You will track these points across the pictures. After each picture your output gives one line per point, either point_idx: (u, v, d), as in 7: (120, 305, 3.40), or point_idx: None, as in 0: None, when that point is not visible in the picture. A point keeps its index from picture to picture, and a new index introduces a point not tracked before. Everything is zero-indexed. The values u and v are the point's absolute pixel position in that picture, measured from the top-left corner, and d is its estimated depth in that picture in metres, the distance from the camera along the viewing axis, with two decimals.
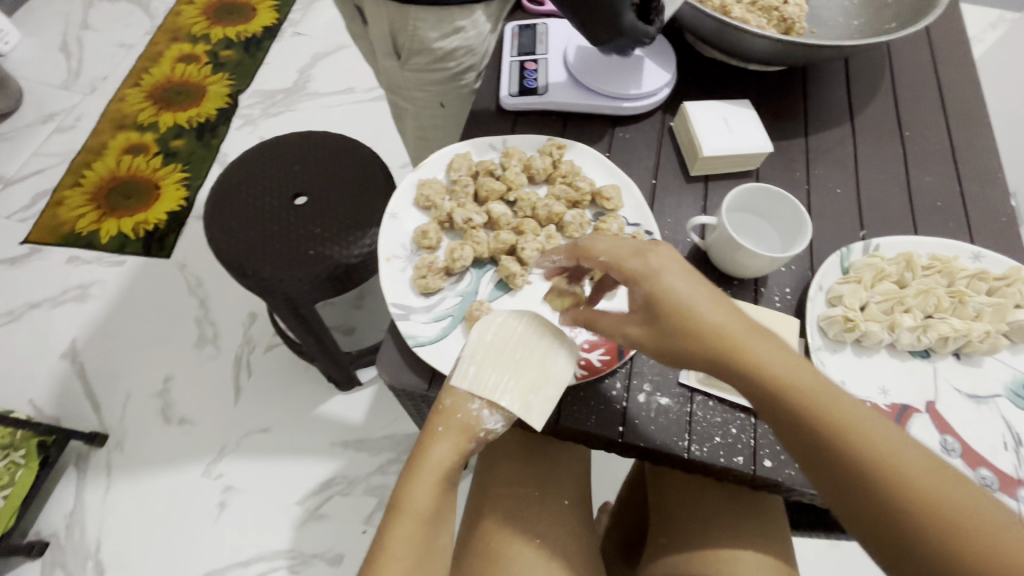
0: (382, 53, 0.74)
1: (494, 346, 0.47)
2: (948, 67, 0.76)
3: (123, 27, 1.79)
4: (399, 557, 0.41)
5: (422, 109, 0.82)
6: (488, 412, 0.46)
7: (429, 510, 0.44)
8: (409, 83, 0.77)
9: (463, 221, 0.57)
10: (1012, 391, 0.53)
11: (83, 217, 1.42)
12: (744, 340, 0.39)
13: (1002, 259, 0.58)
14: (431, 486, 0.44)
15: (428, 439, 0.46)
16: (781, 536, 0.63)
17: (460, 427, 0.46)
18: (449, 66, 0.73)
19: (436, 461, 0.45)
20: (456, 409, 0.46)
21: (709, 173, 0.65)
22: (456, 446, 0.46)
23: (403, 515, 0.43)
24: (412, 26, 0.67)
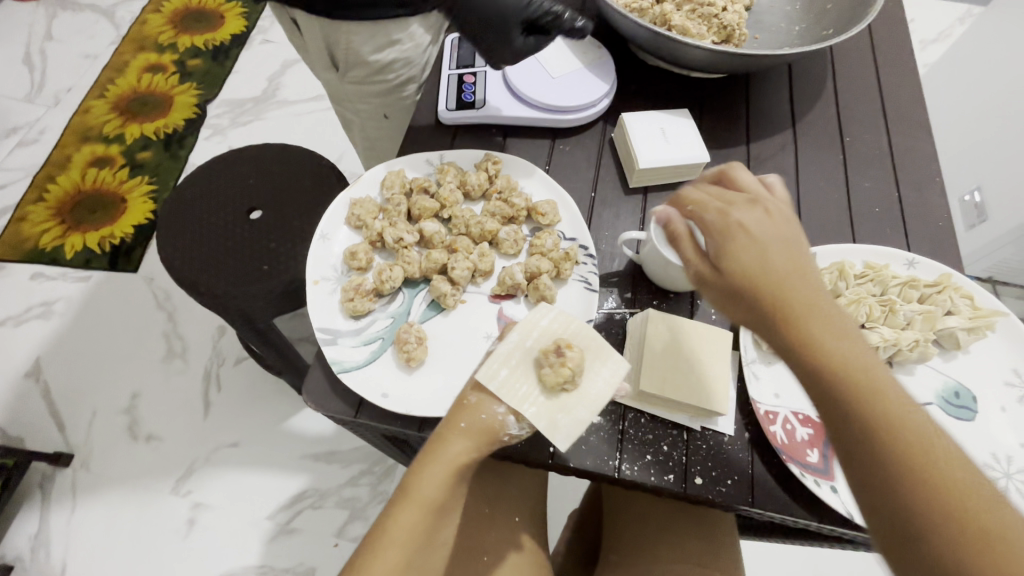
0: (320, 66, 0.74)
1: (533, 350, 0.47)
2: (890, 71, 0.76)
3: (87, 38, 1.76)
4: (397, 541, 0.42)
5: (367, 121, 0.82)
6: (513, 418, 0.46)
7: (435, 501, 0.44)
8: (352, 95, 0.77)
9: (394, 241, 0.57)
10: (944, 399, 0.53)
11: (47, 232, 1.40)
12: (826, 314, 0.38)
13: (934, 266, 0.58)
14: (440, 478, 0.45)
15: (448, 432, 0.46)
16: (726, 552, 0.63)
17: (482, 428, 0.46)
18: (388, 79, 0.73)
19: (452, 455, 0.45)
20: (482, 408, 0.46)
21: (648, 185, 0.65)
22: (474, 444, 0.46)
23: (408, 500, 0.44)
24: (346, 41, 0.66)
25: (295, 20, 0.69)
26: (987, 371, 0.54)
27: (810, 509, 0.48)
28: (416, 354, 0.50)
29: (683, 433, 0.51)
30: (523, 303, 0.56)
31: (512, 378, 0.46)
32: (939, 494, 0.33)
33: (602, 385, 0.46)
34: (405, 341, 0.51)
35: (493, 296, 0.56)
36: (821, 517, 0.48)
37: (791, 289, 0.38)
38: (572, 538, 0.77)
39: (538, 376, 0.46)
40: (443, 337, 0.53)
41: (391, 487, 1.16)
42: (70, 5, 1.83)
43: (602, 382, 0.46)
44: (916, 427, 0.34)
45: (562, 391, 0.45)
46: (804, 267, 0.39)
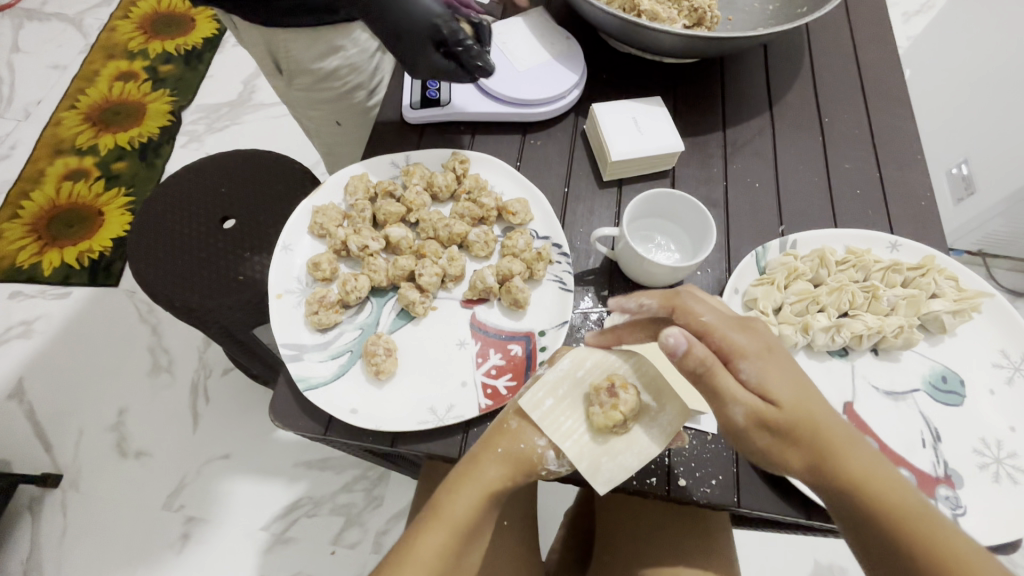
0: (266, 71, 0.72)
1: (582, 383, 0.46)
2: (868, 47, 0.74)
3: (55, 47, 1.71)
4: (424, 560, 0.42)
5: (321, 126, 0.81)
6: (553, 453, 0.45)
7: (466, 524, 0.43)
8: (301, 102, 0.76)
9: (358, 249, 0.55)
10: (931, 384, 0.51)
11: (24, 249, 1.37)
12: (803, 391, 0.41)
13: (918, 248, 0.57)
14: (472, 502, 0.44)
15: (485, 458, 0.45)
16: (722, 547, 0.61)
17: (518, 456, 0.45)
18: (336, 85, 0.72)
19: (487, 481, 0.44)
20: (521, 436, 0.45)
21: (622, 176, 0.63)
22: (510, 471, 0.45)
23: (438, 521, 0.44)
24: (284, 46, 0.65)
25: (235, 26, 0.68)
26: (973, 354, 0.53)
27: (796, 505, 0.47)
28: (384, 367, 0.49)
29: None
30: (496, 307, 0.54)
31: (557, 409, 0.46)
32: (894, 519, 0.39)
33: (656, 431, 0.44)
34: (373, 353, 0.49)
35: (465, 302, 0.54)
36: (808, 513, 0.47)
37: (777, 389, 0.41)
38: (566, 536, 0.77)
39: (586, 413, 0.45)
40: (414, 346, 0.52)
41: (387, 492, 1.15)
42: (36, 14, 1.78)
43: (657, 427, 0.44)
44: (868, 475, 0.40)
45: (611, 434, 0.44)
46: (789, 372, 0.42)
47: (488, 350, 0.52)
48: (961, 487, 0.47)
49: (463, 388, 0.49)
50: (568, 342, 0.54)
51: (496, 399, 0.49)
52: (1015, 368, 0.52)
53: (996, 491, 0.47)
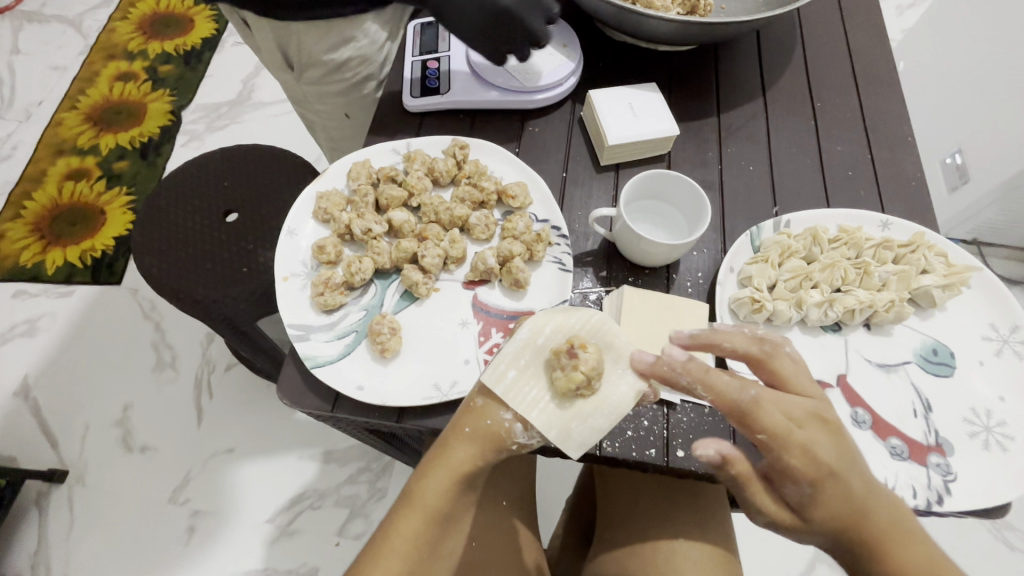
0: (275, 66, 0.73)
1: (543, 349, 0.45)
2: (859, 33, 0.76)
3: (55, 49, 1.72)
4: (397, 546, 0.43)
5: (328, 120, 0.82)
6: (520, 427, 0.44)
7: (437, 510, 0.44)
8: (310, 96, 0.77)
9: (362, 232, 0.56)
10: (922, 356, 0.53)
11: (26, 249, 1.38)
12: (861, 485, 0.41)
13: (908, 226, 0.58)
14: (442, 487, 0.44)
15: (452, 441, 0.44)
16: (721, 524, 0.62)
17: (486, 434, 0.44)
18: (347, 77, 0.73)
19: (455, 465, 0.44)
20: (487, 413, 0.44)
21: (619, 161, 0.64)
22: (478, 452, 0.44)
23: (411, 508, 0.44)
24: (298, 40, 0.67)
25: (246, 20, 0.69)
26: (963, 327, 0.54)
27: None
28: (390, 345, 0.50)
29: (664, 407, 0.51)
30: (498, 288, 0.56)
31: (521, 380, 0.44)
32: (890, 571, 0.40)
33: (623, 393, 0.43)
34: (379, 332, 0.50)
35: (467, 283, 0.56)
36: None
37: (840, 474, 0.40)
38: (567, 520, 0.78)
39: (550, 379, 0.44)
40: (418, 325, 0.53)
41: (390, 483, 1.16)
42: (35, 17, 1.79)
43: (623, 388, 0.44)
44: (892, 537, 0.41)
45: (577, 397, 0.43)
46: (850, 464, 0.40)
47: (490, 329, 0.53)
48: (952, 454, 0.48)
49: (466, 365, 0.51)
50: None
51: None
52: (1004, 341, 0.53)
53: (986, 458, 0.48)
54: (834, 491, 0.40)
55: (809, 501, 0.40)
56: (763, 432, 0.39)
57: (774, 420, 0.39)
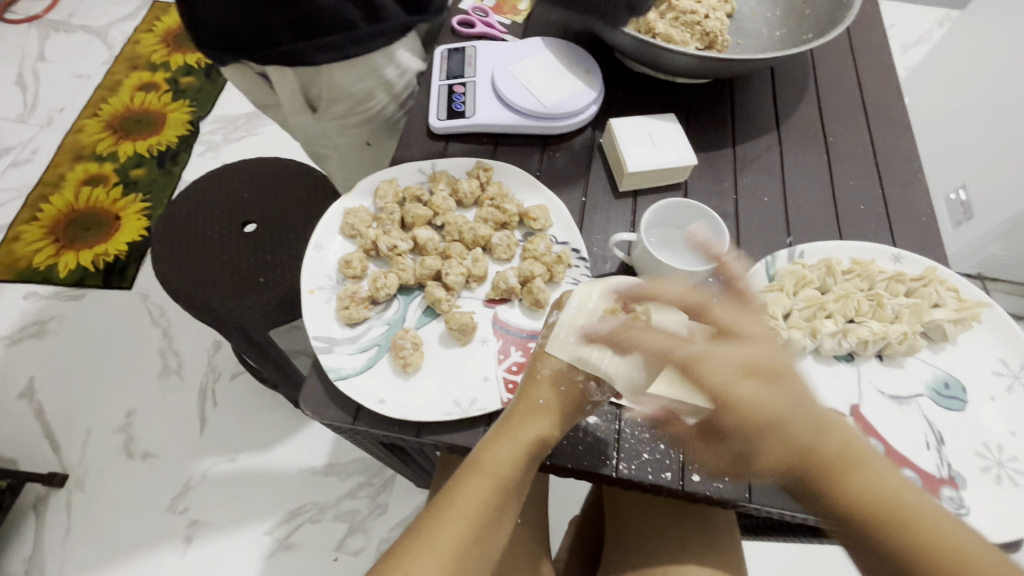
0: (296, 111, 0.79)
1: (597, 313, 0.48)
2: (870, 73, 0.78)
3: (80, 58, 1.76)
4: (466, 512, 0.43)
5: (348, 151, 0.88)
6: (594, 384, 0.48)
7: (509, 477, 0.44)
8: (330, 130, 0.83)
9: (388, 249, 0.57)
10: (934, 390, 0.53)
11: (40, 251, 1.39)
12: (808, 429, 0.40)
13: (920, 260, 0.59)
14: (514, 454, 0.45)
15: (525, 413, 0.47)
16: (730, 547, 0.62)
17: (563, 399, 0.47)
18: (371, 105, 0.80)
19: (529, 433, 0.46)
20: (558, 380, 0.48)
21: (638, 188, 0.66)
22: (553, 420, 0.47)
23: (480, 473, 0.44)
24: (328, 77, 0.73)
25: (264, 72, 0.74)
26: (974, 363, 0.55)
27: None
28: (412, 360, 0.51)
29: None
30: (517, 307, 0.57)
31: None
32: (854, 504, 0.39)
33: None
34: (401, 346, 0.51)
35: (488, 301, 0.57)
36: None
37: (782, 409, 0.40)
38: (573, 543, 0.77)
39: None
40: (439, 341, 0.54)
41: (391, 499, 1.15)
42: (62, 26, 1.84)
43: None
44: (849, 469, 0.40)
45: None
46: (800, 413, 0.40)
47: (509, 347, 0.54)
48: (965, 487, 0.49)
49: (486, 383, 0.51)
50: None
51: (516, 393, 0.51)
52: (1014, 376, 0.54)
53: (999, 493, 0.49)
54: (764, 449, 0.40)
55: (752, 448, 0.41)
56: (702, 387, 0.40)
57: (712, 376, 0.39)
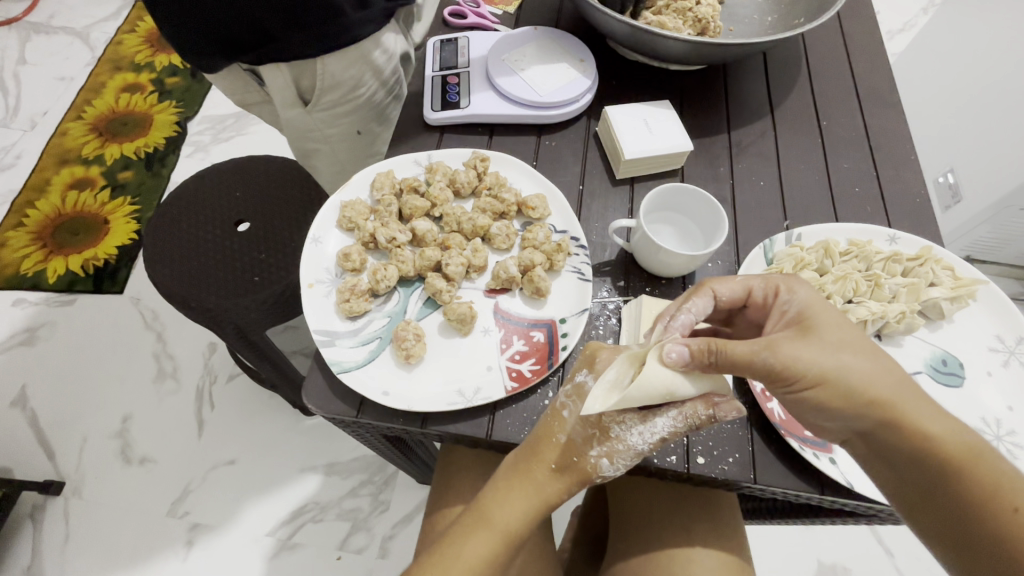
0: (288, 104, 0.78)
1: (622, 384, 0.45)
2: (861, 57, 0.79)
3: (62, 60, 1.74)
4: (475, 562, 0.46)
5: (340, 142, 0.87)
6: (607, 463, 0.46)
7: (516, 534, 0.48)
8: (322, 122, 0.82)
9: (387, 241, 0.57)
10: (932, 367, 0.54)
11: (28, 258, 1.37)
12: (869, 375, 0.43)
13: (916, 240, 0.60)
14: (524, 513, 0.48)
15: (538, 472, 0.48)
16: (735, 530, 0.62)
17: (574, 470, 0.47)
18: (361, 93, 0.80)
19: (541, 495, 0.48)
20: (575, 452, 0.47)
21: (635, 175, 0.66)
22: (564, 484, 0.48)
23: (491, 528, 0.47)
24: (318, 68, 0.73)
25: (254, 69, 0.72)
26: (970, 339, 0.56)
27: (809, 480, 0.49)
28: (414, 351, 0.51)
29: None
30: (519, 296, 0.57)
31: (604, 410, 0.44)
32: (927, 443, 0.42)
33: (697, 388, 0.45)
34: (404, 338, 0.51)
35: (488, 291, 0.57)
36: (820, 488, 0.49)
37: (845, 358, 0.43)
38: (578, 534, 0.77)
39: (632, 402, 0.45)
40: (440, 332, 0.54)
41: (393, 497, 1.15)
42: (43, 28, 1.80)
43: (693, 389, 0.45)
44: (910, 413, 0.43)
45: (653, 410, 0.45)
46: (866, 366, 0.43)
47: (511, 336, 0.54)
48: None
49: (489, 372, 0.51)
50: (588, 330, 0.56)
51: (520, 381, 0.51)
52: (1010, 352, 0.55)
53: None
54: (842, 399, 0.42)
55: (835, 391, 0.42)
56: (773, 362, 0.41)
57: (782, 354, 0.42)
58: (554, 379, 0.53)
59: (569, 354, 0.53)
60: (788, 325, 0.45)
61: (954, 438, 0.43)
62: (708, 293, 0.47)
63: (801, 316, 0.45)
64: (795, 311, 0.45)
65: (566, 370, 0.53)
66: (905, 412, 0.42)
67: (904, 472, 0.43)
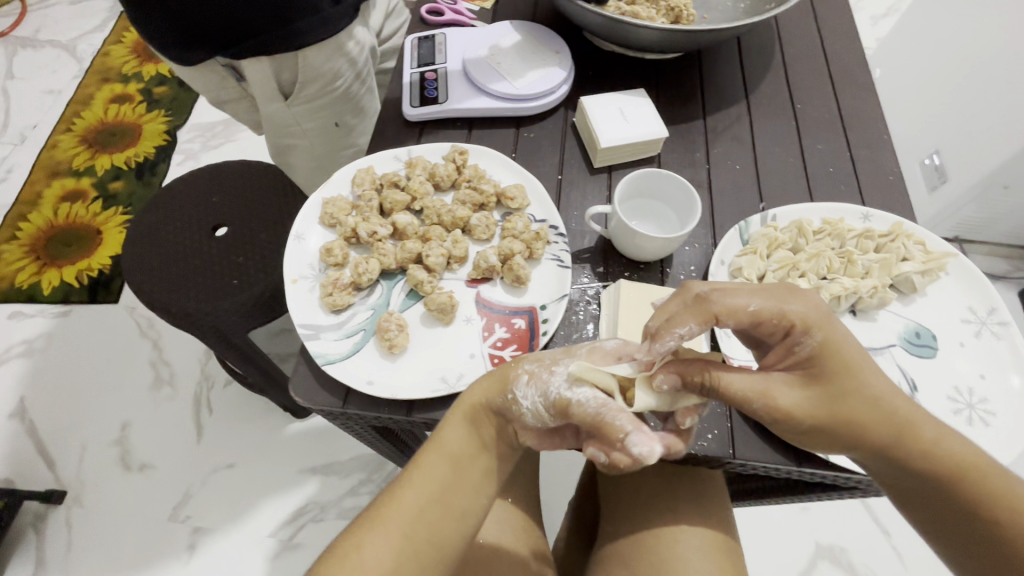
0: (267, 99, 0.79)
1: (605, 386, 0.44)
2: (834, 40, 0.80)
3: (50, 73, 1.74)
4: (419, 484, 0.45)
5: (318, 137, 0.88)
6: (525, 378, 0.45)
7: (453, 446, 0.46)
8: (300, 117, 0.83)
9: (368, 235, 0.58)
10: (906, 340, 0.55)
11: (22, 271, 1.38)
12: (882, 402, 0.41)
13: (888, 217, 0.61)
14: (456, 421, 0.47)
15: (472, 384, 0.49)
16: (720, 509, 0.63)
17: (500, 376, 0.47)
18: (338, 85, 0.82)
19: (471, 402, 0.47)
20: (508, 359, 0.49)
21: (612, 163, 0.67)
22: (490, 388, 0.47)
23: (433, 446, 0.47)
24: (299, 59, 0.75)
25: (234, 63, 0.74)
26: (942, 312, 0.57)
27: (787, 454, 0.50)
28: (398, 341, 0.52)
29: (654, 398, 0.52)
30: (499, 285, 0.58)
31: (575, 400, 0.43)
32: (949, 473, 0.41)
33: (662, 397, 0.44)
34: (387, 329, 0.52)
35: (470, 281, 0.58)
36: (797, 461, 0.50)
37: (851, 392, 0.41)
38: (572, 521, 0.78)
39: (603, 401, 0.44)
40: (423, 322, 0.55)
41: None
42: (30, 42, 1.81)
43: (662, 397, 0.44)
44: (929, 439, 0.42)
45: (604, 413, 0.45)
46: (879, 396, 0.41)
47: (493, 324, 0.55)
48: None
49: (472, 359, 0.53)
50: (568, 316, 0.57)
51: (503, 367, 0.52)
52: (982, 323, 0.56)
53: (971, 434, 0.50)
54: (850, 436, 0.42)
55: (840, 426, 0.42)
56: (763, 408, 0.42)
57: (774, 399, 0.41)
58: None
59: (549, 339, 0.55)
60: (801, 364, 0.42)
61: (975, 461, 0.41)
62: (709, 320, 0.42)
63: (813, 353, 0.41)
64: (806, 351, 0.41)
65: None
66: (914, 443, 0.42)
67: (925, 497, 0.43)
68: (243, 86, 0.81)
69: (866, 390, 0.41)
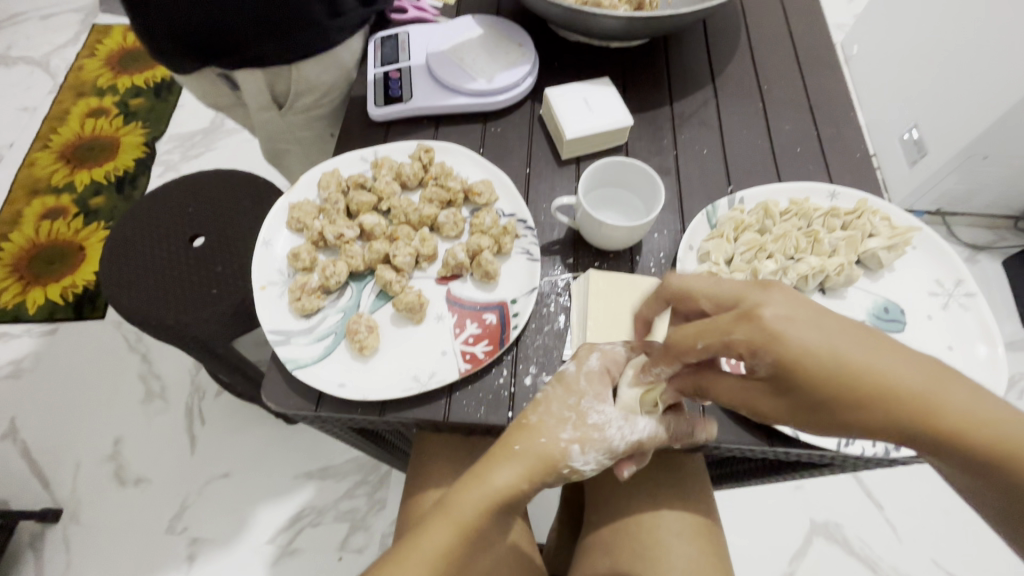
0: (261, 108, 0.78)
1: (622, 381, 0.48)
2: (800, 20, 0.80)
3: (24, 90, 1.72)
4: (425, 558, 0.43)
5: (312, 145, 0.88)
6: (576, 448, 0.45)
7: (471, 525, 0.44)
8: (295, 126, 0.83)
9: (335, 238, 0.58)
10: (874, 315, 0.56)
11: (6, 291, 1.37)
12: (826, 371, 0.36)
13: (854, 194, 0.62)
14: (479, 503, 0.44)
15: (500, 466, 0.44)
16: (701, 492, 0.64)
17: (537, 456, 0.45)
18: (335, 97, 0.81)
19: (498, 484, 0.44)
20: (541, 431, 0.45)
21: (579, 154, 0.67)
22: (521, 472, 0.44)
23: (445, 518, 0.44)
24: (294, 73, 0.74)
25: (228, 74, 0.74)
26: (910, 286, 0.57)
27: (760, 436, 0.51)
28: (368, 342, 0.52)
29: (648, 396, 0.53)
30: (470, 281, 0.58)
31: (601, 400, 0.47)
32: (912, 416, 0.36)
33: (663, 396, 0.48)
34: (356, 331, 0.52)
35: (440, 279, 0.58)
36: (771, 442, 0.50)
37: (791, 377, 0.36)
38: (562, 511, 0.79)
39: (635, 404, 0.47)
40: (393, 323, 0.55)
41: (388, 494, 1.16)
42: (2, 60, 1.79)
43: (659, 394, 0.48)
44: (874, 380, 0.36)
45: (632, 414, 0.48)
46: (819, 369, 0.36)
47: (464, 320, 0.55)
48: None
49: (444, 357, 0.53)
50: (539, 308, 0.57)
51: (474, 363, 0.52)
52: (949, 295, 0.57)
53: None
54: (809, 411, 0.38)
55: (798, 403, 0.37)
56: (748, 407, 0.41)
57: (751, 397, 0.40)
58: (508, 359, 0.54)
59: (520, 332, 0.55)
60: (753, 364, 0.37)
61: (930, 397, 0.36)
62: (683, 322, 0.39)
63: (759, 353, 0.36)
64: (767, 365, 0.36)
65: (519, 349, 0.55)
66: (867, 397, 0.36)
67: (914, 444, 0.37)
68: (237, 94, 0.80)
69: (804, 368, 0.35)
